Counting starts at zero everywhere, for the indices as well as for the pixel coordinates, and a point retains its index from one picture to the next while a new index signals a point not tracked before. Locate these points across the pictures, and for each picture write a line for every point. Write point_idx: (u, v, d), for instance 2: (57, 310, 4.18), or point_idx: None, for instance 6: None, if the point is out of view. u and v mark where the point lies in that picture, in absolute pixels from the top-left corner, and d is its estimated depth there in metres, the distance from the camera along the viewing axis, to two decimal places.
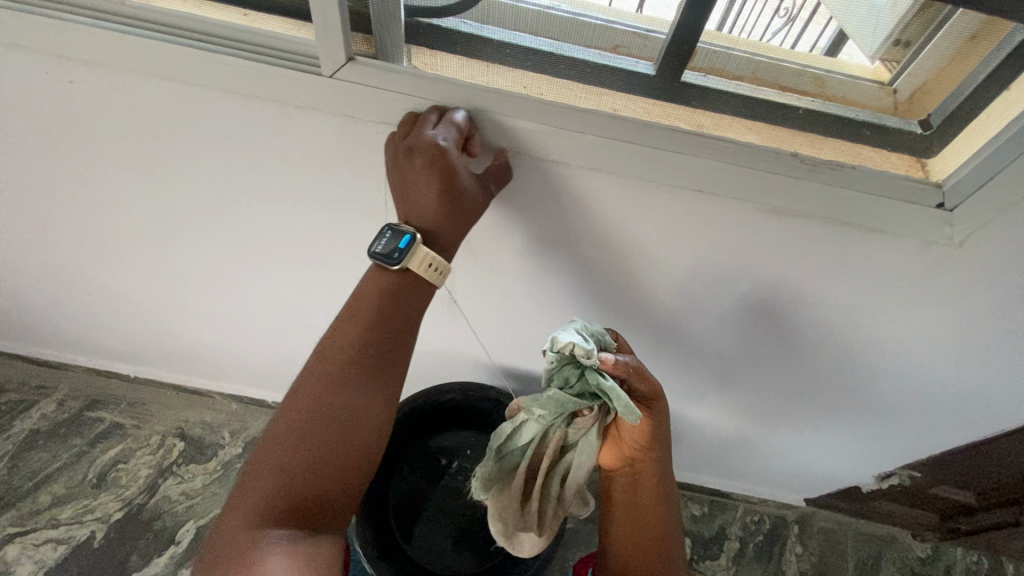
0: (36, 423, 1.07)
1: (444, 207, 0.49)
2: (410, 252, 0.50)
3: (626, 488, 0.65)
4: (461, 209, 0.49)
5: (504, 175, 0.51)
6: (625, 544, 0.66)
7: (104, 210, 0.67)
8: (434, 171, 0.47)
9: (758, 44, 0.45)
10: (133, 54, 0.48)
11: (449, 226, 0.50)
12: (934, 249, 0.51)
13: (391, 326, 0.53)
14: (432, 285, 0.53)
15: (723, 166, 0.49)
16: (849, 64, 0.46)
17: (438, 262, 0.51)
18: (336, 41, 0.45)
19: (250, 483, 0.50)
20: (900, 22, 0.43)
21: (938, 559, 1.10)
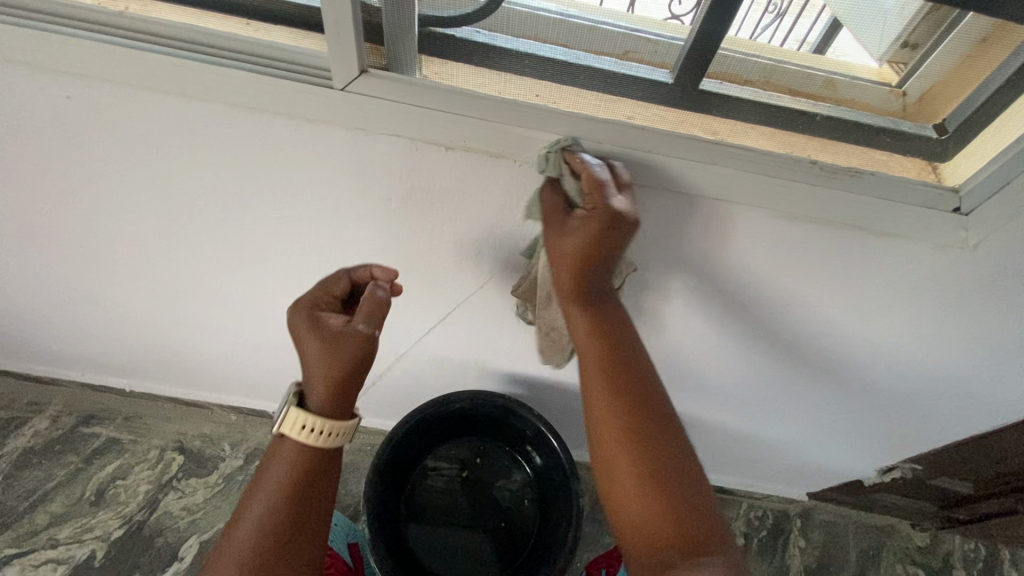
0: (30, 441, 1.05)
1: (311, 368, 0.53)
2: (282, 420, 0.54)
3: (599, 384, 0.54)
4: (326, 369, 0.53)
5: (375, 317, 0.53)
6: (619, 464, 0.52)
7: (100, 224, 0.65)
8: (301, 332, 0.54)
9: (766, 47, 0.45)
10: (134, 69, 0.47)
11: (320, 387, 0.54)
12: (948, 251, 0.52)
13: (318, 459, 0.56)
14: (323, 446, 0.56)
15: (742, 174, 0.48)
16: (857, 66, 0.46)
17: (311, 425, 0.54)
18: (350, 55, 0.43)
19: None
20: (909, 25, 0.43)
21: (937, 548, 1.12)
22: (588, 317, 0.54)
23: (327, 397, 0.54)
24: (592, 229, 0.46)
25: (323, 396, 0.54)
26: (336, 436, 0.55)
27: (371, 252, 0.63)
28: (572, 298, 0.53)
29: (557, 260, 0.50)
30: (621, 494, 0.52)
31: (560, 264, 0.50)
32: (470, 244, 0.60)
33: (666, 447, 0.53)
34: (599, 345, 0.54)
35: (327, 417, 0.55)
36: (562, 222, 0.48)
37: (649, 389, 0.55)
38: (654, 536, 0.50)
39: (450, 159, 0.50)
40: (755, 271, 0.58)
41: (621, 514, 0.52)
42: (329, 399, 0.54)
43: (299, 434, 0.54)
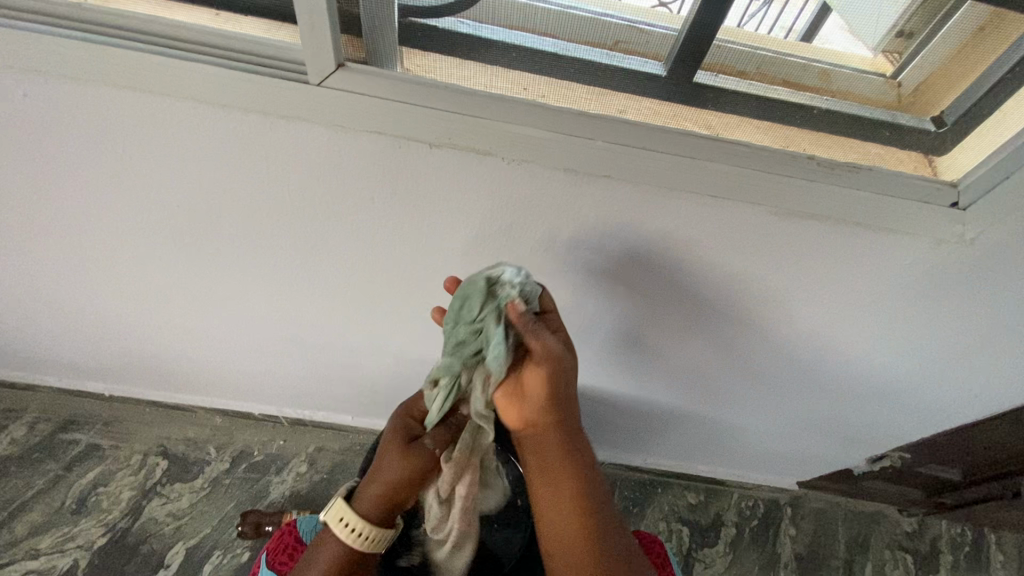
0: (6, 449, 1.01)
1: (382, 469, 0.57)
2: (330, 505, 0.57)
3: (559, 486, 0.54)
4: (394, 476, 0.56)
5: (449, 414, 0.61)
6: (572, 564, 0.53)
7: (70, 227, 0.62)
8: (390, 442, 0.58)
9: (755, 36, 0.43)
10: (97, 64, 0.44)
11: (379, 488, 0.57)
12: (945, 246, 0.51)
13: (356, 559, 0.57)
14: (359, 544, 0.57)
15: (740, 170, 0.47)
16: (849, 56, 0.44)
17: (353, 521, 0.56)
18: (324, 48, 0.40)
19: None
20: (905, 12, 0.41)
21: (924, 533, 1.13)
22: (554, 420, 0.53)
23: (380, 498, 0.57)
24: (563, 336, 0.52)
25: (378, 502, 0.57)
26: (372, 543, 0.57)
27: (354, 252, 0.61)
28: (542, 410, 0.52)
29: (530, 371, 0.50)
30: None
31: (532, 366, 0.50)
32: (459, 243, 0.58)
33: (616, 548, 0.54)
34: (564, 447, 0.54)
35: (370, 520, 0.57)
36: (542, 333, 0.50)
37: (602, 490, 0.56)
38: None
39: (436, 157, 0.48)
40: (749, 266, 0.57)
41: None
42: (378, 502, 0.57)
43: (348, 527, 0.56)
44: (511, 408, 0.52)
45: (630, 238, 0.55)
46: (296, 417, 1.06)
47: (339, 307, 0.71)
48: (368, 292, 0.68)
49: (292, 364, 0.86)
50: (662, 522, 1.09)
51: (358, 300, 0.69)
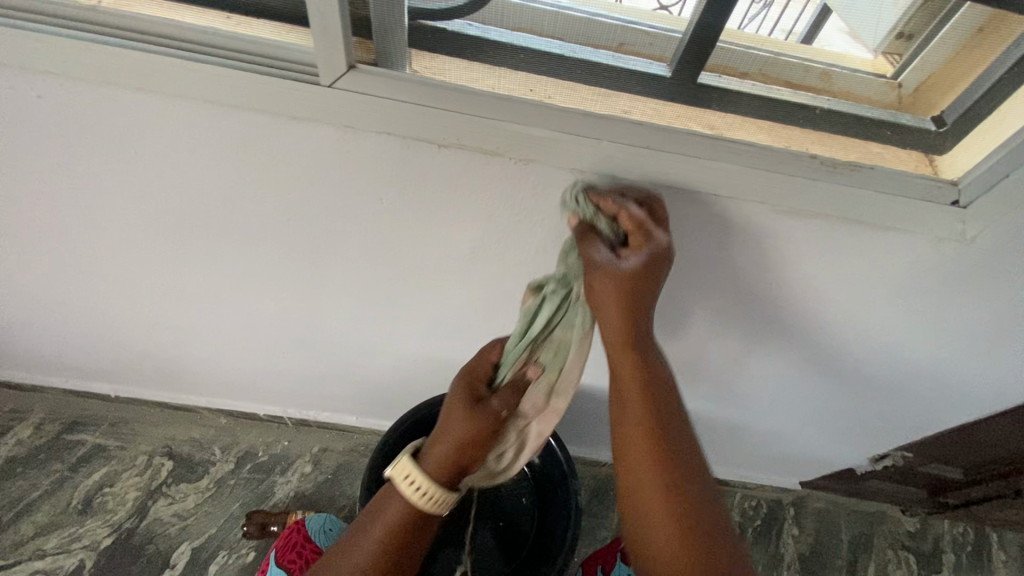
0: (12, 450, 1.02)
1: (449, 429, 0.55)
2: (397, 461, 0.56)
3: (638, 413, 0.52)
4: (461, 433, 0.54)
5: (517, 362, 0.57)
6: (650, 492, 0.51)
7: (78, 227, 0.62)
8: (453, 402, 0.55)
9: (759, 37, 0.44)
10: (110, 67, 0.44)
11: (446, 446, 0.55)
12: (945, 243, 0.52)
13: (415, 518, 0.55)
14: (425, 505, 0.55)
15: (743, 169, 0.48)
16: (850, 57, 0.45)
17: (419, 479, 0.55)
18: (336, 50, 0.41)
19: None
20: (905, 14, 0.42)
21: (926, 532, 1.14)
22: (630, 349, 0.51)
23: (447, 458, 0.55)
24: (648, 270, 0.47)
25: (446, 459, 0.55)
26: (437, 504, 0.55)
27: (362, 252, 0.62)
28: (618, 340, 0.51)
29: (602, 301, 0.49)
30: (652, 524, 0.51)
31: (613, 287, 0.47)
32: (465, 242, 0.58)
33: (692, 468, 0.53)
34: (642, 377, 0.52)
35: (437, 481, 0.55)
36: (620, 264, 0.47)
37: (679, 416, 0.54)
38: (680, 567, 0.50)
39: (444, 157, 0.49)
40: (751, 266, 0.58)
41: (651, 543, 0.51)
42: (446, 460, 0.55)
43: (410, 485, 0.55)
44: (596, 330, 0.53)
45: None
46: (300, 418, 1.06)
47: (344, 306, 0.72)
48: (373, 291, 0.68)
49: (297, 364, 0.86)
50: None
51: (364, 300, 0.70)
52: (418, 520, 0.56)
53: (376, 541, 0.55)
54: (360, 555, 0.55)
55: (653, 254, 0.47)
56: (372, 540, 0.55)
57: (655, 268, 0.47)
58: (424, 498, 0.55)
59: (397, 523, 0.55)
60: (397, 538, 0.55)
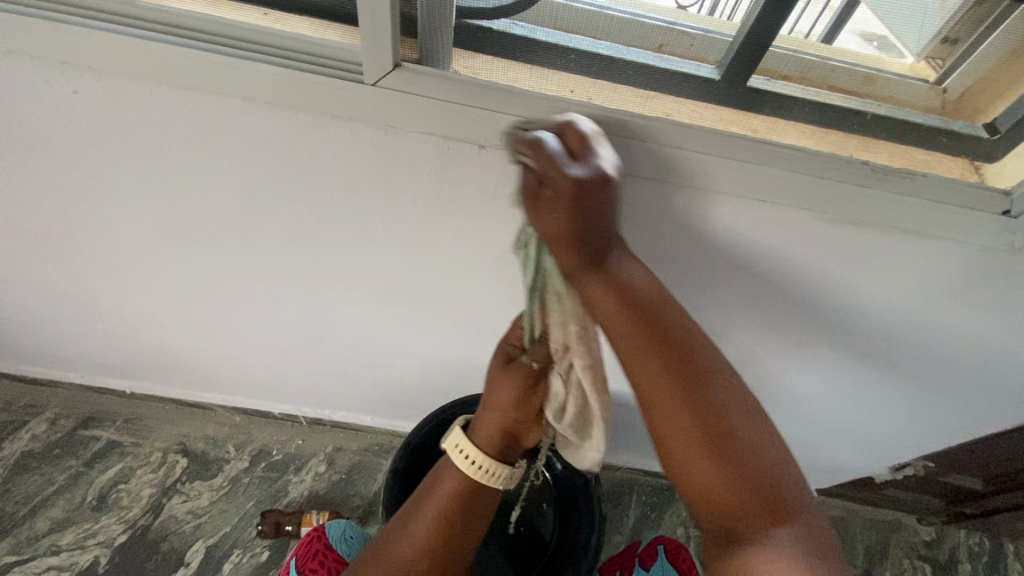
0: (28, 445, 1.01)
1: (492, 397, 0.53)
2: (450, 436, 0.56)
3: (636, 351, 0.40)
4: (505, 398, 0.52)
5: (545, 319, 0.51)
6: (686, 448, 0.39)
7: (104, 223, 0.62)
8: (493, 369, 0.54)
9: (801, 41, 0.44)
10: (148, 62, 0.43)
11: (493, 412, 0.54)
12: (991, 253, 0.50)
13: (470, 495, 0.54)
14: (481, 479, 0.54)
15: (790, 175, 0.47)
16: (893, 63, 0.45)
17: (472, 451, 0.54)
18: (384, 48, 0.40)
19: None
20: (951, 18, 0.42)
21: (942, 542, 1.13)
22: (601, 278, 0.40)
23: (495, 423, 0.54)
24: (569, 209, 0.36)
25: (494, 426, 0.54)
26: (492, 476, 0.54)
27: (391, 251, 0.61)
28: (580, 271, 0.40)
29: (553, 253, 0.40)
30: (690, 478, 0.40)
31: (555, 239, 0.39)
32: (497, 244, 0.58)
33: (731, 410, 0.40)
34: (622, 302, 0.40)
35: (489, 452, 0.55)
36: (540, 205, 0.38)
37: (698, 348, 0.42)
38: (752, 524, 0.39)
39: (482, 158, 0.48)
40: (787, 272, 0.57)
41: (698, 500, 0.40)
42: (496, 428, 0.54)
43: (459, 457, 0.55)
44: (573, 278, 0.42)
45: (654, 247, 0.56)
46: (315, 417, 1.05)
47: (367, 306, 0.71)
48: (398, 291, 0.67)
49: (316, 363, 0.86)
50: (680, 528, 1.03)
51: (388, 300, 0.69)
52: (471, 499, 0.54)
53: (430, 520, 0.53)
54: (423, 520, 0.53)
55: (567, 193, 0.36)
56: (428, 519, 0.53)
57: (576, 205, 0.36)
58: (480, 471, 0.54)
59: (451, 501, 0.54)
60: (452, 518, 0.53)
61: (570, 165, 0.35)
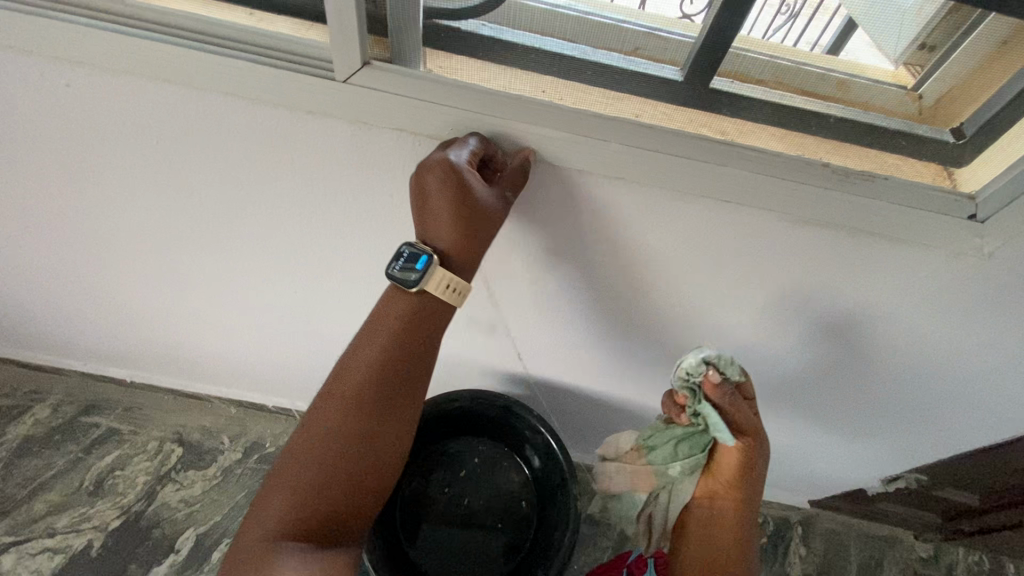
0: (30, 429, 1.05)
1: (471, 228, 0.47)
2: (427, 274, 0.49)
3: (744, 509, 0.64)
4: (488, 227, 0.48)
5: (522, 180, 0.47)
6: None
7: (102, 215, 0.64)
8: (460, 206, 0.46)
9: (776, 45, 0.44)
10: (136, 57, 0.46)
11: (462, 245, 0.48)
12: (962, 259, 0.51)
13: (408, 345, 0.53)
14: (454, 305, 0.52)
15: (756, 176, 0.47)
16: (871, 68, 0.45)
17: (456, 281, 0.50)
18: (352, 45, 0.42)
19: (263, 507, 0.51)
20: (926, 26, 0.41)
21: (939, 559, 1.10)
22: (734, 496, 0.63)
23: (472, 248, 0.49)
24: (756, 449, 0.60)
25: (471, 251, 0.49)
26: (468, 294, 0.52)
27: (373, 246, 0.62)
28: (721, 484, 0.63)
29: (721, 456, 0.61)
30: None
31: (727, 459, 0.61)
32: None
33: None
34: (736, 511, 0.64)
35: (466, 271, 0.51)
36: (745, 426, 0.59)
37: (749, 551, 0.66)
38: None
39: None
40: (762, 276, 0.57)
41: None
42: (473, 254, 0.50)
43: (443, 293, 0.50)
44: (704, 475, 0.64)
45: (628, 249, 0.57)
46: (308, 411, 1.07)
47: (353, 301, 0.72)
48: (381, 288, 0.68)
49: (306, 357, 0.87)
50: None
51: (373, 296, 0.71)
52: (410, 350, 0.53)
53: (366, 374, 0.53)
54: (364, 363, 0.53)
55: (756, 433, 0.60)
56: (366, 375, 0.53)
57: (752, 456, 0.60)
58: (420, 318, 0.52)
59: (389, 355, 0.53)
60: (390, 371, 0.53)
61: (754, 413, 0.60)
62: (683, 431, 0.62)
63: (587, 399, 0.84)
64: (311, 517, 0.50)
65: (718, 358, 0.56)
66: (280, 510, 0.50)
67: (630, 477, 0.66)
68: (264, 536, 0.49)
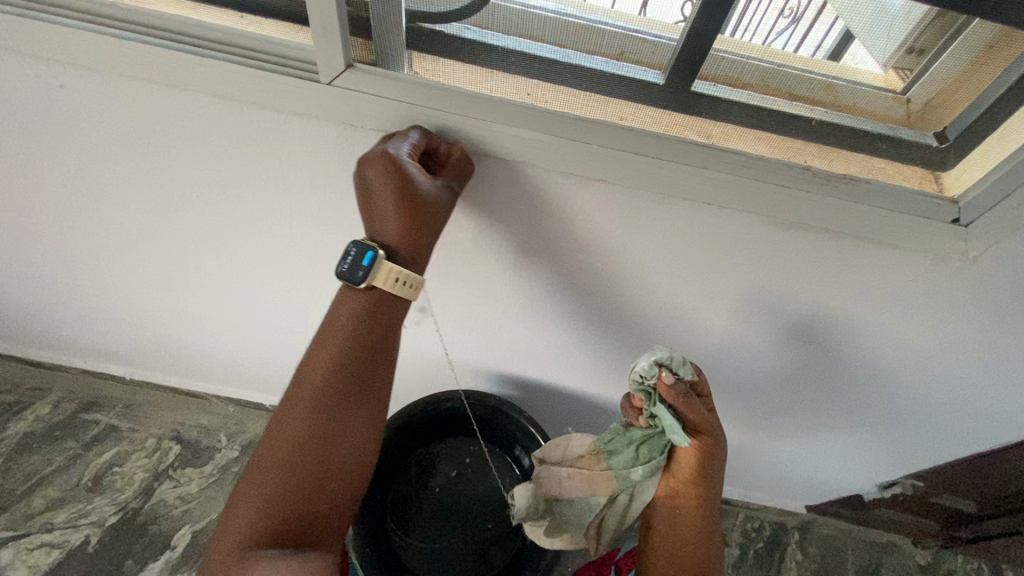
0: (31, 425, 1.06)
1: (414, 217, 0.47)
2: (375, 270, 0.49)
3: (705, 507, 0.63)
4: (432, 217, 0.48)
5: (466, 170, 0.48)
6: None
7: (98, 214, 0.65)
8: (401, 196, 0.46)
9: (764, 49, 0.44)
10: (127, 59, 0.46)
11: (409, 237, 0.48)
12: (947, 263, 0.50)
13: (360, 343, 0.53)
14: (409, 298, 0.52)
15: (737, 180, 0.47)
16: (860, 71, 0.44)
17: (405, 274, 0.49)
18: (335, 48, 0.43)
19: (234, 515, 0.53)
20: (915, 31, 0.41)
21: (938, 566, 1.05)
22: (696, 495, 0.63)
23: (418, 239, 0.49)
24: (714, 448, 0.60)
25: (417, 242, 0.49)
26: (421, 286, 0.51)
27: None
28: (682, 484, 0.63)
29: (679, 455, 0.61)
30: None
31: (686, 459, 0.61)
32: (460, 243, 0.59)
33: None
34: (699, 510, 0.64)
35: (418, 264, 0.51)
36: (702, 426, 0.58)
37: (715, 549, 0.66)
38: None
39: None
40: (749, 278, 0.57)
41: None
42: (420, 246, 0.49)
43: (393, 287, 0.50)
44: (666, 475, 0.64)
45: (614, 250, 0.57)
46: None
47: None
48: None
49: (299, 357, 0.88)
50: None
51: None
52: (363, 348, 0.53)
53: (321, 376, 0.53)
54: (319, 366, 0.53)
55: (714, 432, 0.59)
56: (320, 377, 0.53)
57: (709, 454, 0.60)
58: (372, 316, 0.52)
59: (341, 355, 0.53)
60: (342, 371, 0.53)
61: (710, 411, 0.59)
62: (643, 433, 0.63)
63: (578, 400, 0.84)
64: (281, 522, 0.52)
65: (670, 359, 0.55)
66: (250, 519, 0.52)
67: (586, 481, 0.66)
68: (236, 544, 0.51)
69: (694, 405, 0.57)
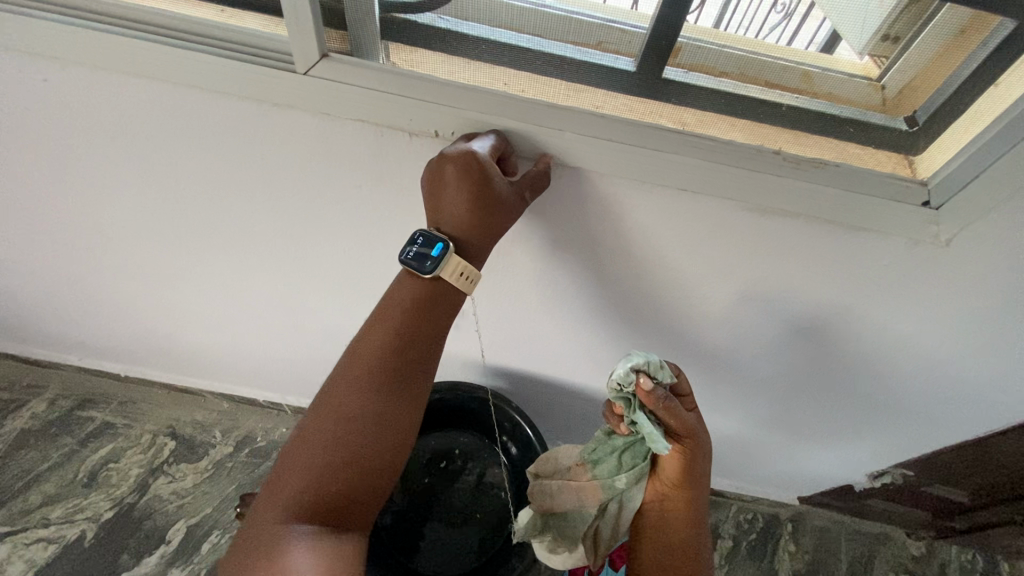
0: (27, 422, 1.07)
1: (484, 216, 0.48)
2: (444, 260, 0.49)
3: (692, 507, 0.64)
4: (502, 217, 0.49)
5: (543, 181, 0.49)
6: None
7: (86, 208, 0.66)
8: (477, 193, 0.47)
9: (749, 40, 0.44)
10: (108, 52, 0.47)
11: (472, 234, 0.49)
12: (921, 247, 0.51)
13: (416, 331, 0.54)
14: (462, 291, 0.53)
15: (711, 165, 0.48)
16: (837, 59, 0.45)
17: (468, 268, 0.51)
18: (310, 38, 0.44)
19: (276, 490, 0.51)
20: (890, 18, 0.41)
21: (932, 558, 1.05)
22: (683, 496, 0.63)
23: (483, 236, 0.50)
24: (699, 449, 0.61)
25: (482, 240, 0.50)
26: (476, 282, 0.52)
27: (346, 237, 0.63)
28: (668, 485, 0.63)
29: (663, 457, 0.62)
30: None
31: (671, 461, 0.61)
32: None
33: None
34: (686, 510, 0.64)
35: (478, 262, 0.52)
36: (687, 427, 0.58)
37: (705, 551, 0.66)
38: None
39: (416, 145, 0.51)
40: (728, 264, 0.58)
41: None
42: (482, 245, 0.50)
43: (457, 281, 0.51)
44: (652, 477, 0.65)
45: (593, 238, 0.57)
46: (298, 405, 1.09)
47: (332, 294, 0.73)
48: (358, 280, 0.69)
49: (290, 352, 0.88)
50: None
51: (352, 289, 0.71)
52: (420, 332, 0.54)
53: (374, 361, 0.54)
54: (376, 343, 0.54)
55: (698, 432, 0.60)
56: (376, 359, 0.54)
57: (693, 455, 0.61)
58: (431, 301, 0.53)
59: (401, 338, 0.54)
60: (398, 351, 0.54)
61: (691, 413, 0.60)
62: (624, 440, 0.64)
63: (567, 391, 0.84)
64: (322, 500, 0.50)
65: (648, 364, 0.55)
66: (291, 493, 0.50)
67: (576, 492, 0.65)
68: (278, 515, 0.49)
69: (676, 407, 0.56)
